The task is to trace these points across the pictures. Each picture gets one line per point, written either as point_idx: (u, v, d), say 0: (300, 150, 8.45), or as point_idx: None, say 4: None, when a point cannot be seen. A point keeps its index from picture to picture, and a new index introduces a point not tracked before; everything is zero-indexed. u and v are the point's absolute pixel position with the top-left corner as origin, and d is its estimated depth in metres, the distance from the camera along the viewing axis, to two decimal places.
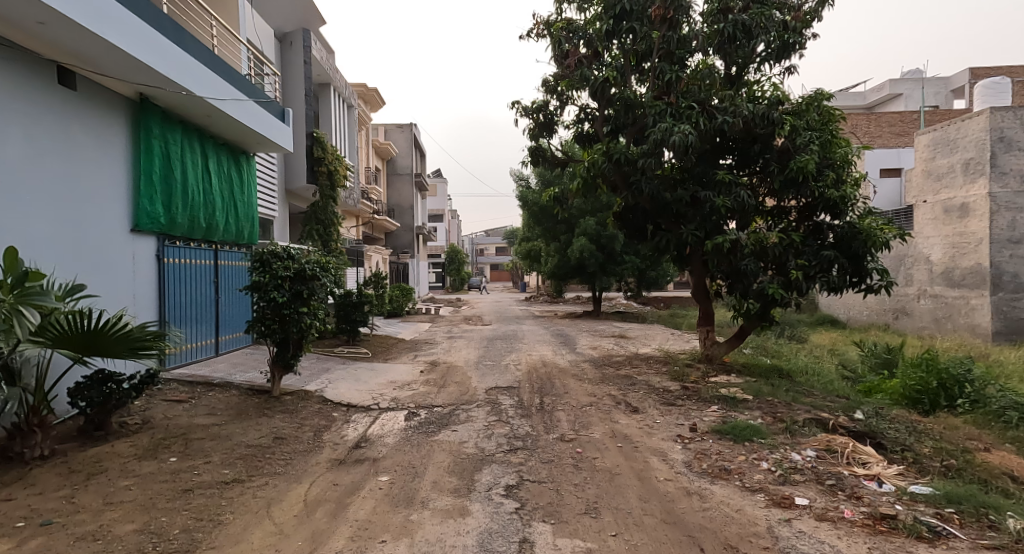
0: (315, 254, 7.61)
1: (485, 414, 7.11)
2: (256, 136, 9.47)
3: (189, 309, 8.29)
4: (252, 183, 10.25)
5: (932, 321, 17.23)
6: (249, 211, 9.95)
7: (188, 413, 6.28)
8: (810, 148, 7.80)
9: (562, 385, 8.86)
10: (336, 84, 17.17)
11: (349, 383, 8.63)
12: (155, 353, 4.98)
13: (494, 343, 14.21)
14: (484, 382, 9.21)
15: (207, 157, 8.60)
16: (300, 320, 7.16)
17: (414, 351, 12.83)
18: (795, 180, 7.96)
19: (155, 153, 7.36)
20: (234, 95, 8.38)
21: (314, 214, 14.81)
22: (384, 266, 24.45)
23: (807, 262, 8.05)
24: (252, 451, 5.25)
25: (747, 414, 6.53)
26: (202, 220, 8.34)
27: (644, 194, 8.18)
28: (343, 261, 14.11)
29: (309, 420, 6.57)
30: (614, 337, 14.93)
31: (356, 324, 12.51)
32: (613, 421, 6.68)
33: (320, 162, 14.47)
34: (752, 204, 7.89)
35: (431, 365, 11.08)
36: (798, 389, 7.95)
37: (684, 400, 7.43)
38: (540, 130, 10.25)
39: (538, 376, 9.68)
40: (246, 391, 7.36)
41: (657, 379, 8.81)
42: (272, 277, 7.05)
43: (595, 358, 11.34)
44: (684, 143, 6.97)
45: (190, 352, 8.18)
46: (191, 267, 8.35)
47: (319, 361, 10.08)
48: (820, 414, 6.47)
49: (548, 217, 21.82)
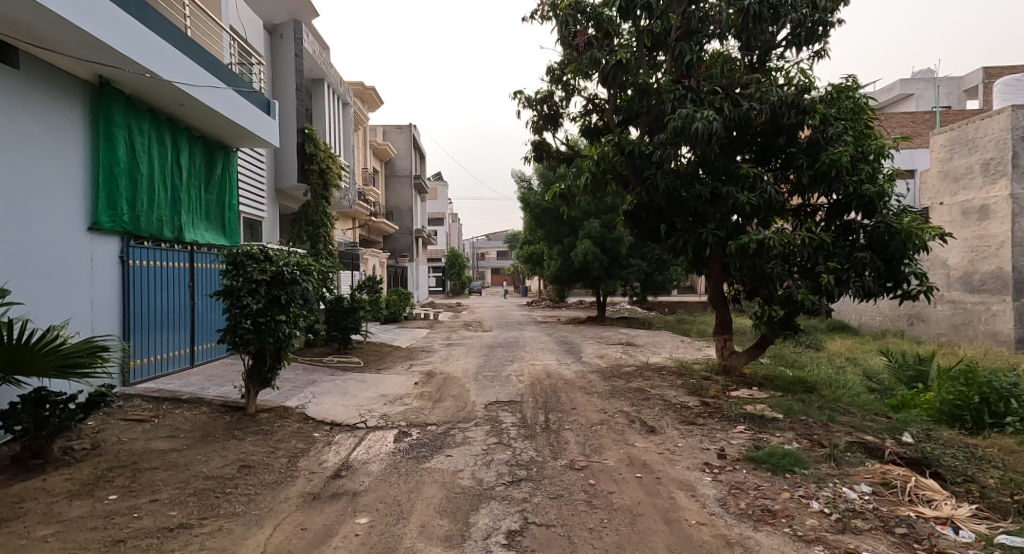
0: (296, 256, 6.91)
1: (483, 435, 6.36)
2: (235, 128, 8.78)
3: (159, 316, 7.53)
4: (230, 180, 9.57)
5: (950, 327, 16.46)
6: (222, 210, 9.26)
7: (147, 436, 5.53)
8: (844, 139, 7.05)
9: (569, 400, 8.12)
10: (329, 80, 16.49)
11: (336, 397, 7.89)
12: (96, 370, 4.23)
13: (495, 351, 13.45)
14: (483, 396, 8.44)
15: (178, 150, 7.91)
16: (277, 329, 6.43)
17: (409, 360, 12.10)
18: (826, 175, 7.22)
19: (118, 143, 6.64)
20: (210, 81, 7.67)
21: (304, 215, 14.08)
22: (381, 270, 23.76)
23: (839, 265, 7.31)
24: (212, 485, 4.48)
25: (781, 438, 5.75)
26: (170, 219, 7.64)
27: (660, 190, 7.44)
28: (336, 264, 13.42)
29: (285, 443, 5.81)
30: (622, 345, 14.16)
31: (348, 331, 11.78)
32: (627, 444, 5.93)
33: (312, 160, 13.79)
34: (779, 201, 7.15)
35: (426, 376, 10.34)
36: (832, 405, 7.16)
37: (706, 419, 6.68)
38: (544, 123, 9.53)
39: (542, 388, 8.92)
40: (218, 408, 6.62)
41: (673, 393, 8.04)
42: (246, 280, 6.32)
43: (603, 368, 10.59)
44: (708, 131, 6.22)
45: (160, 364, 7.44)
46: (160, 269, 7.60)
47: (305, 373, 9.35)
48: (864, 437, 5.69)
49: (551, 219, 21.08)
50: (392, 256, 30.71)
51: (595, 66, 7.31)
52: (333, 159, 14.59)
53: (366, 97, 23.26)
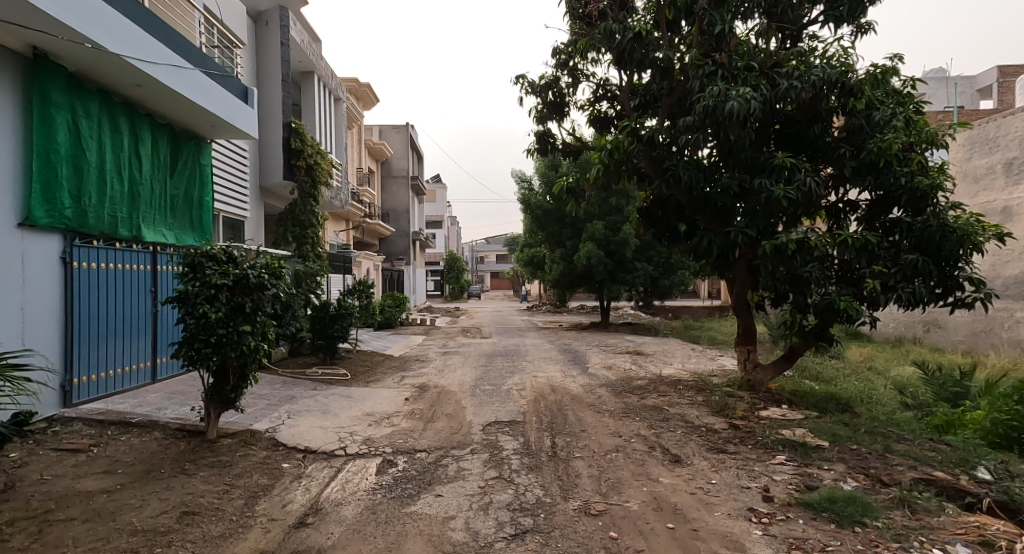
0: (265, 256, 6.01)
1: (480, 466, 5.47)
2: (205, 116, 7.94)
3: (113, 326, 6.62)
4: (202, 174, 8.72)
5: (970, 335, 15.57)
6: (191, 207, 8.43)
7: (76, 471, 4.62)
8: (893, 125, 6.17)
9: (577, 420, 7.23)
10: (320, 73, 15.63)
11: (314, 418, 6.98)
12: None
13: (494, 360, 12.54)
14: (482, 415, 7.55)
15: (138, 139, 7.03)
16: (241, 342, 5.51)
17: (402, 371, 11.20)
18: (872, 166, 6.34)
19: (58, 126, 5.74)
20: (172, 60, 6.78)
21: (291, 215, 13.19)
22: (376, 273, 22.87)
23: (885, 269, 6.44)
24: (136, 544, 3.58)
25: (832, 474, 4.86)
26: (128, 216, 6.77)
27: (683, 183, 6.57)
28: (324, 268, 12.52)
29: (244, 478, 4.89)
30: (630, 354, 13.27)
31: (335, 340, 10.87)
32: (650, 479, 5.04)
33: (299, 155, 12.93)
34: (820, 195, 6.26)
35: (419, 389, 9.43)
36: (879, 429, 6.25)
37: (738, 446, 5.78)
38: (549, 112, 8.65)
39: (547, 406, 8.03)
40: (174, 433, 5.71)
41: (695, 412, 7.14)
42: (204, 285, 5.42)
43: (612, 381, 9.68)
44: (744, 112, 5.34)
45: (110, 381, 6.51)
46: (108, 272, 6.57)
47: (284, 388, 8.46)
48: (933, 473, 4.79)
49: (553, 220, 20.18)
50: (389, 258, 29.88)
51: (608, 42, 6.47)
52: (322, 156, 13.71)
53: (360, 93, 22.43)
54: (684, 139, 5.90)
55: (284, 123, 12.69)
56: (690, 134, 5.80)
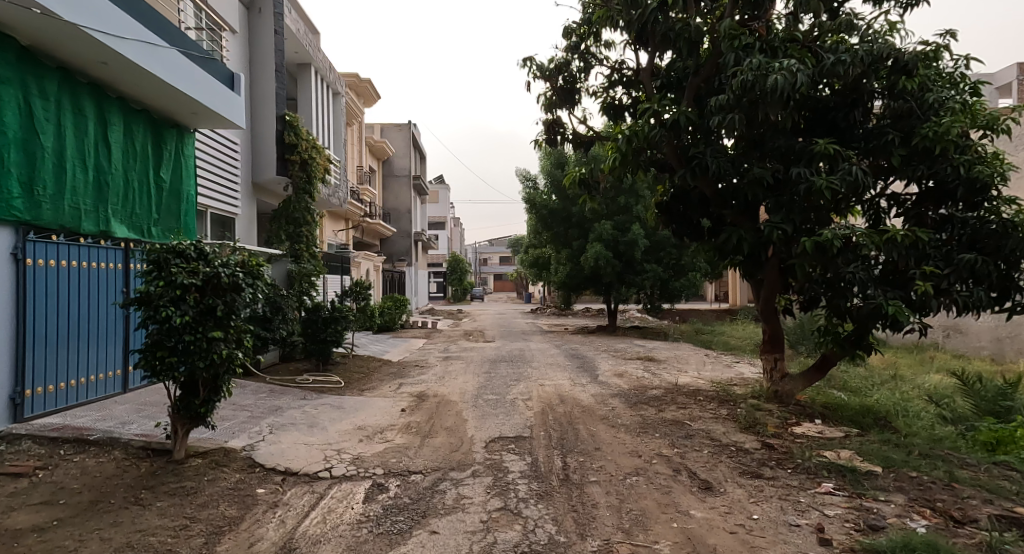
0: (242, 252, 5.35)
1: (482, 494, 4.79)
2: (184, 102, 7.31)
3: (77, 331, 5.97)
4: (184, 165, 8.09)
5: (993, 341, 14.76)
6: (171, 200, 7.80)
7: (10, 502, 3.96)
8: (949, 107, 5.44)
9: (589, 436, 6.54)
10: (317, 66, 15.00)
11: (299, 433, 6.31)
12: None
13: (498, 367, 11.85)
14: (484, 430, 6.86)
15: (107, 124, 6.39)
16: (210, 351, 4.84)
17: (399, 378, 10.52)
18: (925, 153, 5.62)
19: (5, 104, 5.09)
20: (145, 36, 6.13)
21: (285, 212, 12.53)
22: (376, 275, 22.25)
23: (938, 270, 5.71)
24: None
25: (894, 509, 4.16)
26: (93, 209, 6.16)
27: (710, 174, 5.87)
28: (319, 268, 11.87)
29: (207, 510, 4.20)
30: (641, 360, 12.58)
31: (328, 345, 10.20)
32: (680, 511, 4.35)
33: (293, 149, 12.36)
34: (868, 186, 5.53)
35: (417, 399, 8.75)
36: (934, 451, 5.52)
37: (776, 470, 5.08)
38: (559, 99, 7.97)
39: (556, 419, 7.34)
40: (137, 452, 5.04)
41: (721, 428, 6.42)
42: (168, 285, 4.73)
43: (625, 391, 8.98)
44: (788, 87, 4.64)
45: (70, 393, 5.84)
46: (66, 271, 5.87)
47: (270, 398, 7.80)
48: (1014, 508, 4.07)
49: (559, 221, 19.50)
50: (390, 259, 29.28)
51: (626, 15, 5.81)
52: (318, 151, 13.08)
53: (361, 89, 21.83)
54: (715, 121, 5.22)
55: (278, 116, 12.08)
56: (723, 115, 5.12)
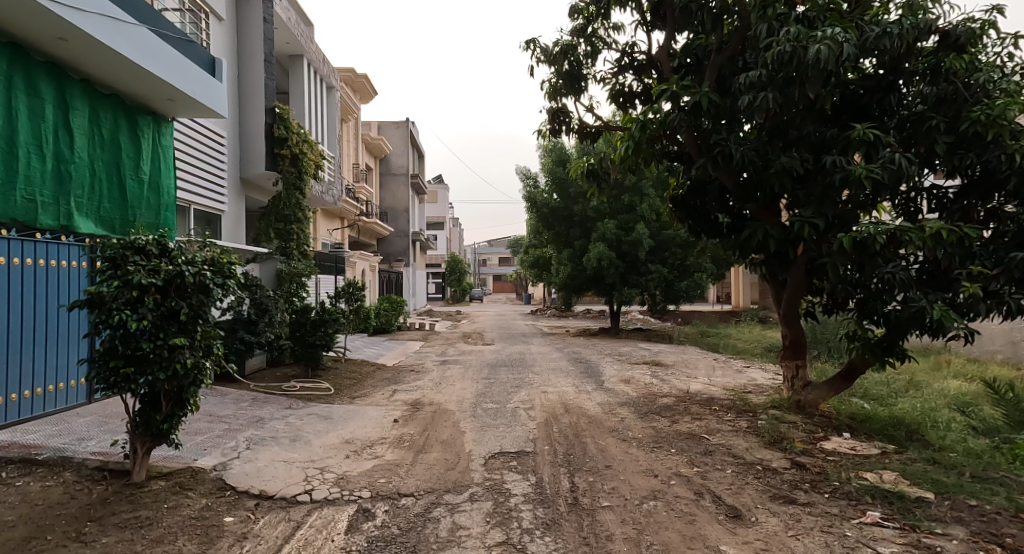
0: (211, 249, 4.78)
1: (482, 523, 4.21)
2: (159, 87, 6.76)
3: (33, 335, 5.43)
4: (163, 157, 7.54)
5: (1010, 344, 14.17)
6: (149, 194, 7.26)
7: None
8: (1002, 88, 4.87)
9: (598, 452, 5.97)
10: (310, 57, 14.44)
11: (280, 449, 5.73)
12: None
13: (497, 371, 11.27)
14: (484, 444, 6.29)
15: (69, 108, 5.86)
16: (172, 360, 4.26)
17: (393, 384, 9.95)
18: (973, 140, 5.04)
19: None
20: (109, 11, 5.58)
21: (274, 209, 11.89)
22: (371, 275, 21.69)
23: (986, 271, 5.10)
24: None
25: (957, 546, 3.59)
26: (52, 202, 5.64)
27: (734, 163, 5.30)
28: (310, 268, 11.29)
29: (162, 546, 3.63)
30: (648, 365, 12.00)
31: (317, 350, 9.63)
32: (708, 546, 3.79)
33: (283, 143, 11.77)
34: (911, 177, 4.95)
35: (411, 407, 8.18)
36: (985, 471, 4.95)
37: (812, 495, 4.52)
38: (564, 86, 7.42)
39: (560, 432, 6.78)
40: (91, 474, 4.46)
41: (742, 443, 5.84)
42: (123, 285, 4.15)
43: (634, 400, 8.40)
44: (829, 61, 4.08)
45: (21, 405, 5.26)
46: (18, 270, 5.28)
47: (252, 407, 7.23)
48: None
49: (560, 220, 18.95)
50: (387, 259, 28.74)
51: None
52: (309, 146, 12.52)
53: (357, 85, 21.30)
54: (743, 102, 4.65)
55: (267, 108, 11.52)
56: (753, 95, 4.56)
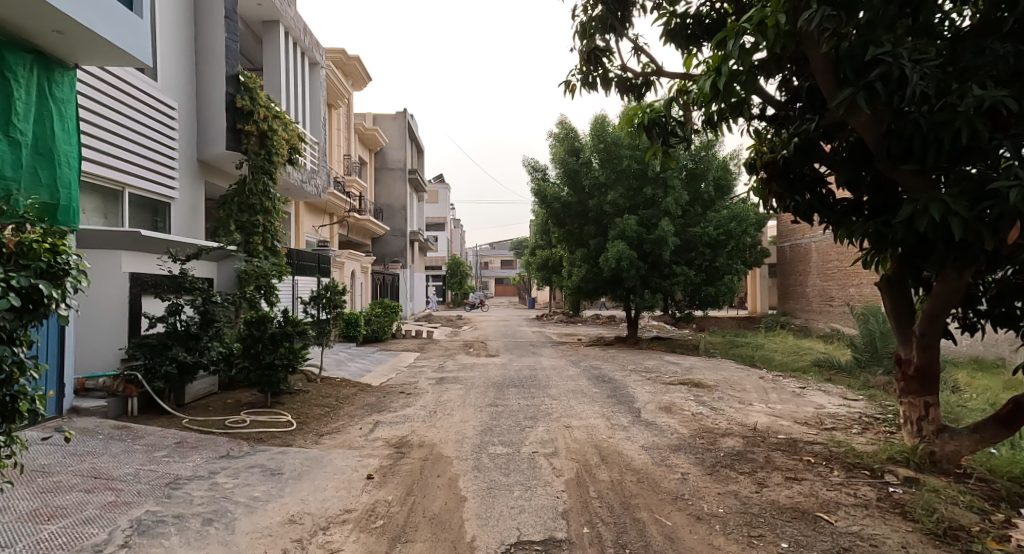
0: (29, 222, 2.77)
1: None
2: (30, 7, 4.73)
3: None
4: (57, 113, 5.54)
5: None
6: (34, 162, 5.27)
7: None
8: None
9: (666, 545, 3.91)
10: (289, 25, 12.47)
11: (178, 545, 3.68)
12: None
13: (506, 395, 9.22)
14: (493, 524, 4.24)
15: None
16: None
17: (375, 413, 7.88)
18: None
19: None
20: None
21: (236, 197, 9.65)
22: (363, 277, 19.71)
23: None
24: None
25: None
26: None
27: (906, 96, 3.27)
28: (279, 267, 9.20)
29: None
30: (686, 386, 9.93)
31: (278, 372, 7.55)
32: None
33: (247, 118, 9.70)
34: None
35: (395, 452, 6.13)
36: None
37: None
38: (609, 14, 5.45)
39: (602, 500, 4.73)
40: None
41: (892, 535, 3.79)
42: None
43: (689, 442, 6.33)
44: None
45: None
46: None
47: (167, 459, 5.18)
48: None
49: (573, 216, 16.93)
50: (383, 261, 26.83)
51: None
52: (283, 123, 10.35)
53: (348, 68, 19.44)
54: None
55: (229, 75, 9.55)
56: None
